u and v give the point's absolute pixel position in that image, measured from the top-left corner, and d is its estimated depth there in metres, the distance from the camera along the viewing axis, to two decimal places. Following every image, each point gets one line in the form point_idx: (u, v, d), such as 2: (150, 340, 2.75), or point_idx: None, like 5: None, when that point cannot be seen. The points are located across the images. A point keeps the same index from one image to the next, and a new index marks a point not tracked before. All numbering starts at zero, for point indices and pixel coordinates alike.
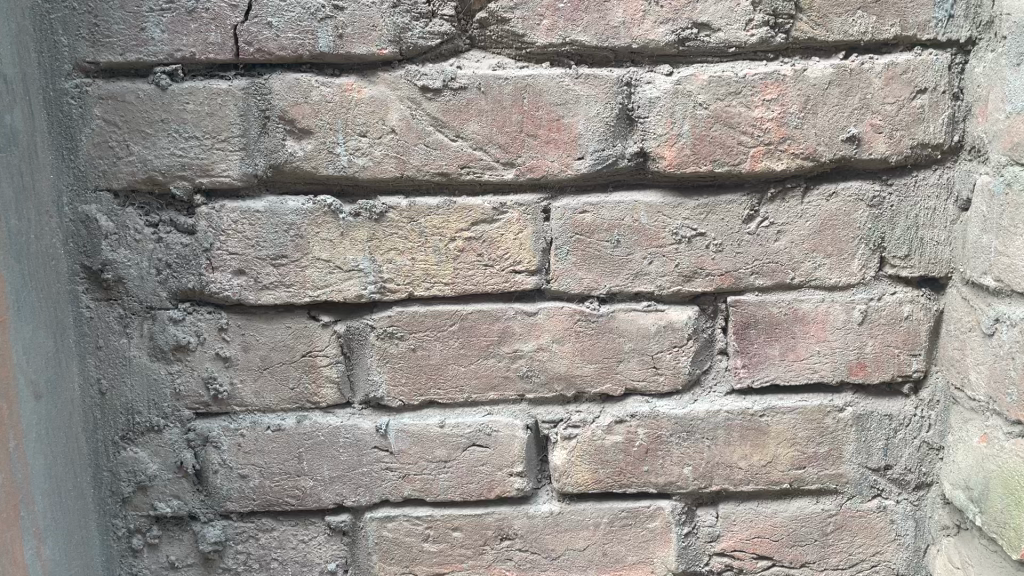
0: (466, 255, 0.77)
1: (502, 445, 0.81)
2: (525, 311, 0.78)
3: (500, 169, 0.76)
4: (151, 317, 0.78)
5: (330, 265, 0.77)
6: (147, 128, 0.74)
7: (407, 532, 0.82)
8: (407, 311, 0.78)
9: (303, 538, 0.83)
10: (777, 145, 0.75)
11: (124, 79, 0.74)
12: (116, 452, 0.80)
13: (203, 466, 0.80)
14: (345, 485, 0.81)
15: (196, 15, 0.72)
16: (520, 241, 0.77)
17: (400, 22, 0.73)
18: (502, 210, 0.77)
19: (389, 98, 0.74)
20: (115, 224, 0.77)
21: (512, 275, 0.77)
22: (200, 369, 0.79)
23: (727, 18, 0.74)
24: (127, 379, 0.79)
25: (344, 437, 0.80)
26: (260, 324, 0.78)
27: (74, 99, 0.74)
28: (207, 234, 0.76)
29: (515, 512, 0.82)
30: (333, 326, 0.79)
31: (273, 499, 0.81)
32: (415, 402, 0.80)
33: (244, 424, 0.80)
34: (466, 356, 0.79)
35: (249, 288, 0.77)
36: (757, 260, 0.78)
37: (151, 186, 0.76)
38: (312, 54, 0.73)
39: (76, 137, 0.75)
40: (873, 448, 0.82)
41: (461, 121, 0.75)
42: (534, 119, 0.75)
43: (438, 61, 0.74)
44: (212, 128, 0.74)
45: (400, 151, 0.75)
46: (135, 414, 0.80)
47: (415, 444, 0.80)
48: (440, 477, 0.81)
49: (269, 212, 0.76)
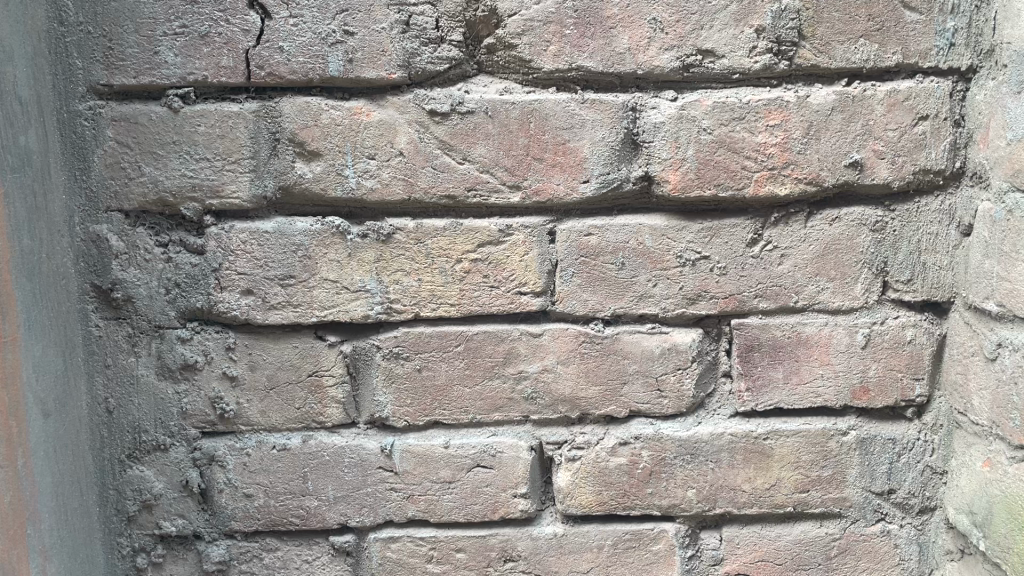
0: (473, 277, 0.78)
1: (506, 466, 0.81)
2: (530, 332, 0.79)
3: (507, 192, 0.77)
4: (159, 336, 0.79)
5: (338, 286, 0.77)
6: (159, 149, 0.75)
7: (411, 553, 0.82)
8: (413, 331, 0.79)
9: (306, 558, 0.83)
10: (780, 170, 0.76)
11: (137, 102, 0.75)
12: (122, 470, 0.81)
13: (208, 485, 0.81)
14: (349, 505, 0.81)
15: (209, 39, 0.74)
16: (525, 262, 0.78)
17: (409, 47, 0.74)
18: (508, 232, 0.77)
19: (398, 121, 0.75)
20: (125, 244, 0.77)
21: (517, 296, 0.78)
22: (207, 388, 0.79)
23: (732, 45, 0.75)
24: (134, 398, 0.80)
25: (349, 457, 0.80)
26: (267, 344, 0.79)
27: (87, 121, 0.75)
28: (216, 254, 0.77)
29: (519, 533, 0.82)
30: (340, 346, 0.79)
31: (278, 519, 0.81)
32: (420, 422, 0.80)
33: (250, 443, 0.80)
34: (471, 377, 0.80)
35: (257, 307, 0.78)
36: (761, 283, 0.79)
37: (161, 206, 0.77)
38: (322, 78, 0.75)
39: (88, 158, 0.76)
40: (876, 472, 0.82)
41: (468, 144, 0.76)
42: (541, 142, 0.76)
43: (446, 86, 0.76)
44: (223, 150, 0.75)
45: (408, 174, 0.76)
46: (142, 433, 0.80)
47: (420, 465, 0.81)
48: (445, 498, 0.81)
49: (277, 233, 0.77)
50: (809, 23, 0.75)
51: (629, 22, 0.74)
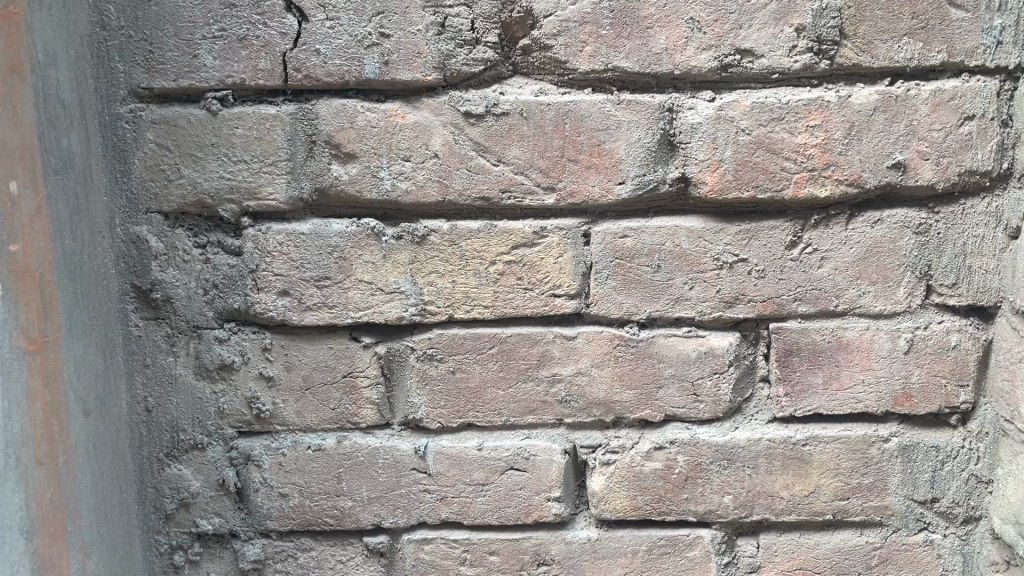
0: (507, 279, 0.77)
1: (540, 469, 0.80)
2: (564, 334, 0.78)
3: (541, 194, 0.76)
4: (197, 336, 0.80)
5: (372, 287, 0.78)
6: (198, 152, 0.76)
7: (444, 555, 0.82)
8: (447, 333, 0.79)
9: (341, 559, 0.83)
10: (821, 171, 0.75)
11: (177, 104, 0.76)
12: (160, 469, 0.82)
13: (244, 484, 0.81)
14: (383, 506, 0.81)
15: (247, 42, 0.74)
16: (560, 265, 0.77)
17: (445, 49, 0.74)
18: (543, 234, 0.77)
19: (433, 123, 0.75)
20: (165, 245, 0.78)
21: (551, 298, 0.78)
22: (243, 388, 0.80)
23: (771, 44, 0.74)
24: (172, 398, 0.81)
25: (383, 458, 0.81)
26: (303, 344, 0.79)
27: (128, 123, 0.76)
28: (253, 255, 0.78)
29: (553, 537, 0.82)
30: (374, 347, 0.79)
31: (313, 519, 0.82)
32: (454, 424, 0.80)
33: (285, 443, 0.81)
34: (505, 380, 0.79)
35: (293, 308, 0.78)
36: (801, 286, 0.77)
37: (199, 208, 0.77)
38: (358, 80, 0.75)
39: (129, 161, 0.77)
40: (919, 480, 0.80)
41: (503, 146, 0.76)
42: (576, 144, 0.75)
43: (481, 87, 0.76)
44: (260, 152, 0.76)
45: (442, 176, 0.76)
46: (180, 432, 0.81)
47: (453, 467, 0.80)
48: (478, 501, 0.81)
49: (313, 234, 0.77)
50: (851, 22, 0.73)
51: (666, 22, 0.74)
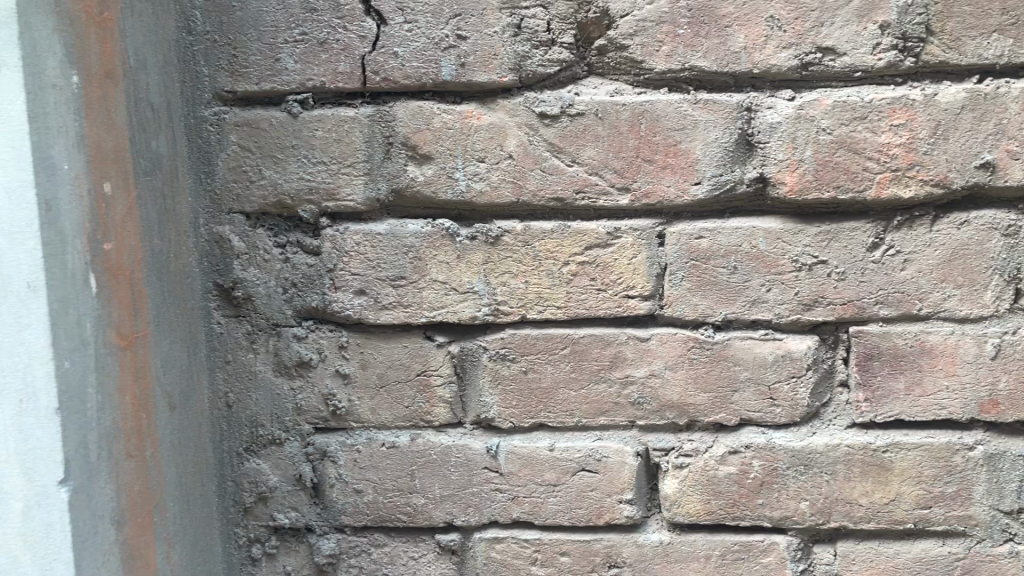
0: (580, 279, 0.77)
1: (612, 471, 0.80)
2: (637, 336, 0.78)
3: (616, 195, 0.76)
4: (276, 334, 0.81)
5: (446, 287, 0.78)
6: (279, 153, 0.78)
7: (515, 554, 0.82)
8: (520, 333, 0.79)
9: (413, 555, 0.83)
10: (905, 172, 0.73)
11: (259, 107, 0.78)
12: (239, 463, 0.83)
13: (320, 480, 0.83)
14: (455, 504, 0.82)
15: (327, 46, 0.76)
16: (634, 265, 0.77)
17: (521, 51, 0.75)
18: (617, 234, 0.77)
19: (508, 124, 0.76)
20: (246, 245, 0.80)
21: (624, 299, 0.77)
22: (320, 385, 0.82)
23: (853, 42, 0.72)
24: (252, 393, 0.82)
25: (455, 457, 0.81)
26: (378, 342, 0.81)
27: (212, 126, 0.78)
28: (331, 255, 0.79)
29: (624, 539, 0.81)
30: (447, 346, 0.80)
31: (386, 515, 0.82)
32: (526, 424, 0.80)
33: (360, 440, 0.82)
34: (578, 381, 0.79)
35: (369, 307, 0.79)
36: (882, 289, 0.76)
37: (280, 209, 0.79)
38: (435, 82, 0.76)
39: (213, 162, 0.79)
40: (1005, 490, 0.78)
41: (578, 147, 0.76)
42: (651, 144, 0.75)
43: (556, 88, 0.76)
44: (339, 153, 0.77)
45: (516, 177, 0.76)
46: (258, 427, 0.83)
47: (525, 466, 0.81)
48: (549, 500, 0.81)
49: (389, 235, 0.78)
50: (937, 18, 0.72)
51: (745, 21, 0.73)
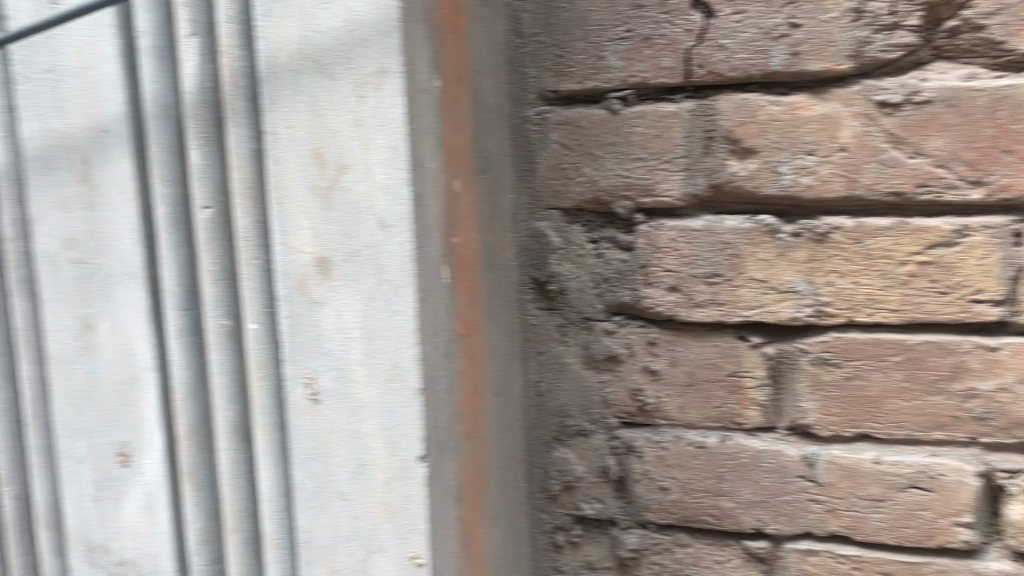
0: (918, 281, 0.72)
1: (948, 490, 0.74)
2: (985, 344, 0.71)
3: (965, 189, 0.70)
4: (586, 327, 0.83)
5: (766, 286, 0.76)
6: (598, 150, 0.79)
7: (830, 569, 0.78)
8: (846, 336, 0.75)
9: (718, 560, 0.81)
10: None
11: (579, 106, 0.80)
12: (547, 451, 0.86)
13: (626, 474, 0.83)
14: (766, 511, 0.79)
15: (652, 42, 0.76)
16: (984, 267, 0.70)
17: (860, 36, 0.71)
18: (965, 233, 0.70)
19: (842, 114, 0.72)
20: (562, 240, 0.82)
21: (971, 303, 0.71)
22: (629, 380, 0.82)
23: None
24: (562, 384, 0.84)
25: (767, 463, 0.78)
26: (689, 340, 0.79)
27: (535, 125, 0.81)
28: (645, 251, 0.79)
29: (959, 565, 0.75)
30: (763, 348, 0.77)
31: (692, 516, 0.81)
32: (848, 433, 0.76)
33: (668, 437, 0.81)
34: (910, 390, 0.74)
35: (682, 305, 0.78)
36: None
37: (596, 205, 0.80)
38: (763, 73, 0.73)
39: (533, 160, 0.82)
40: None
41: (922, 137, 0.70)
42: (1012, 133, 0.68)
43: (898, 75, 0.71)
44: (657, 149, 0.77)
45: (850, 170, 0.72)
46: (567, 417, 0.85)
47: (846, 478, 0.76)
48: (873, 517, 0.76)
49: (706, 231, 0.77)
50: None
51: None
